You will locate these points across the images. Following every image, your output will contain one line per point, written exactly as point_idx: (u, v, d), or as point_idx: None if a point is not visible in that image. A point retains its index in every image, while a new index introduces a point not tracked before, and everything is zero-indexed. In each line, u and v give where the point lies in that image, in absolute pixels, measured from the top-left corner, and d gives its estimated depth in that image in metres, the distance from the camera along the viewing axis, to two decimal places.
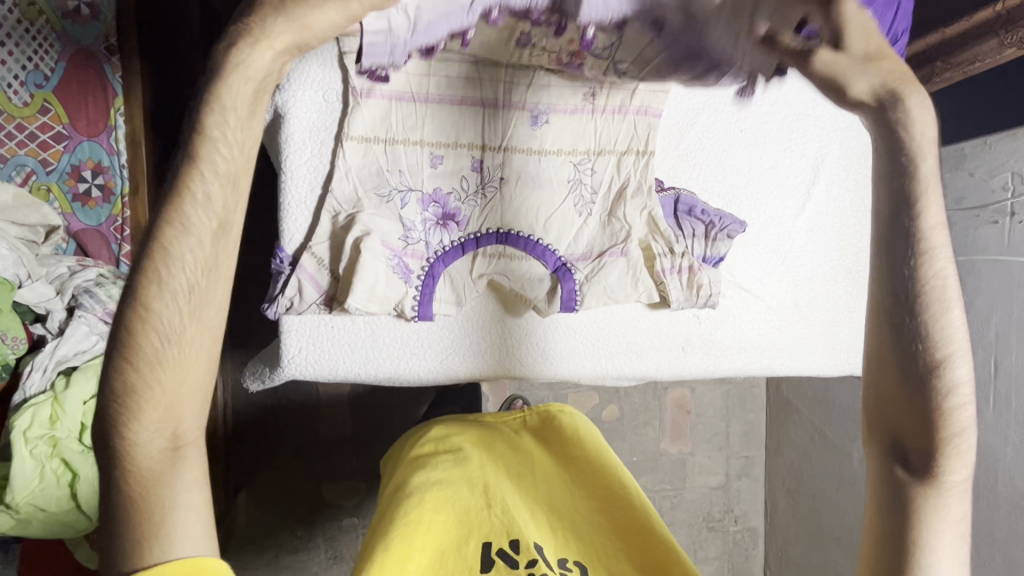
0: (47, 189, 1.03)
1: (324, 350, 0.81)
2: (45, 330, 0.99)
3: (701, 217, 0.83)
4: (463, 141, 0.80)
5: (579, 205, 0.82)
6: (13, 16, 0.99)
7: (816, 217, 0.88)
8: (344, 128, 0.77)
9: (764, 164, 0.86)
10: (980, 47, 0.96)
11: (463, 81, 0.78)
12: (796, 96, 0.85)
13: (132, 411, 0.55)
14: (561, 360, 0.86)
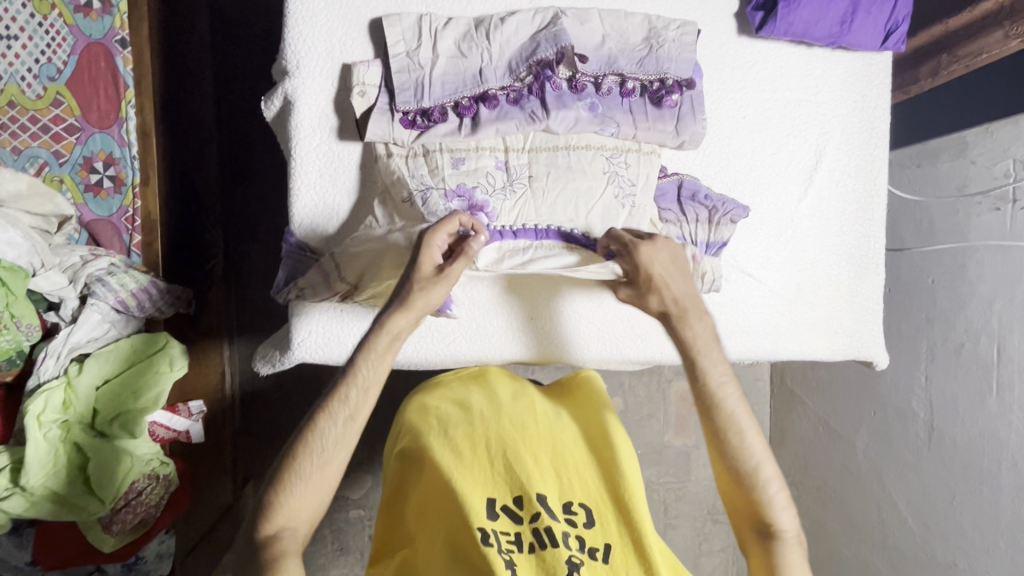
0: (59, 180, 1.05)
1: (334, 333, 0.83)
2: (58, 318, 1.01)
3: (704, 202, 0.83)
4: (484, 143, 0.79)
5: (619, 196, 0.80)
6: (27, 11, 1.02)
7: (818, 202, 0.89)
8: (370, 148, 0.81)
9: (766, 150, 0.87)
10: (984, 39, 1.00)
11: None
12: (798, 82, 0.86)
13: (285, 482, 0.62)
14: (567, 343, 0.89)
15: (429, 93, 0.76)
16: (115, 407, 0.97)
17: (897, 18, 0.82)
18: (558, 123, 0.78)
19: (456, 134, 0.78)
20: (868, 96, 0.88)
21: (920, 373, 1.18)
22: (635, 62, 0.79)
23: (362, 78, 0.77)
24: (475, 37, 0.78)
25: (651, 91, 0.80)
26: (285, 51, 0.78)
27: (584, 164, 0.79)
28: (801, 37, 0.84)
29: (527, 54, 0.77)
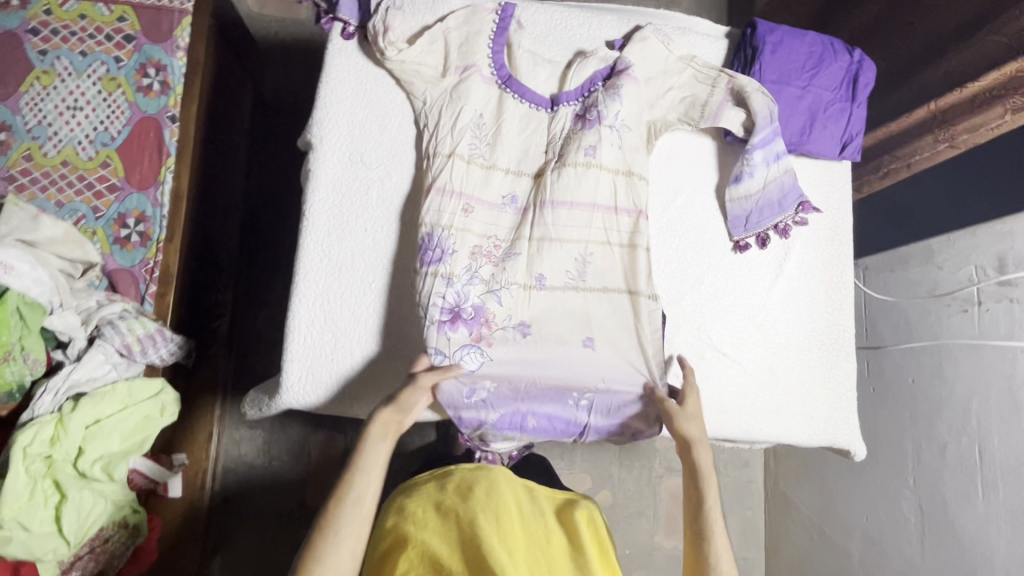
0: (92, 232, 1.15)
1: (330, 310, 0.84)
2: (64, 356, 1.04)
3: (574, 412, 0.82)
4: (524, 381, 0.82)
5: (561, 406, 0.82)
6: (96, 87, 1.20)
7: (789, 291, 0.94)
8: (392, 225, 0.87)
9: (737, 240, 0.93)
10: (918, 142, 1.09)
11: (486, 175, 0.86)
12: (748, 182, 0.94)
13: None
14: (559, 355, 0.85)
15: (509, 407, 0.81)
16: (102, 448, 0.97)
17: (852, 132, 0.94)
18: (529, 407, 0.81)
19: (531, 393, 0.82)
20: (832, 195, 0.96)
21: (908, 476, 1.18)
22: (568, 396, 0.83)
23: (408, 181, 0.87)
24: (549, 387, 0.83)
25: (563, 403, 0.82)
26: (311, 127, 0.88)
27: (557, 391, 0.82)
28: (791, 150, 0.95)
29: (570, 390, 0.83)
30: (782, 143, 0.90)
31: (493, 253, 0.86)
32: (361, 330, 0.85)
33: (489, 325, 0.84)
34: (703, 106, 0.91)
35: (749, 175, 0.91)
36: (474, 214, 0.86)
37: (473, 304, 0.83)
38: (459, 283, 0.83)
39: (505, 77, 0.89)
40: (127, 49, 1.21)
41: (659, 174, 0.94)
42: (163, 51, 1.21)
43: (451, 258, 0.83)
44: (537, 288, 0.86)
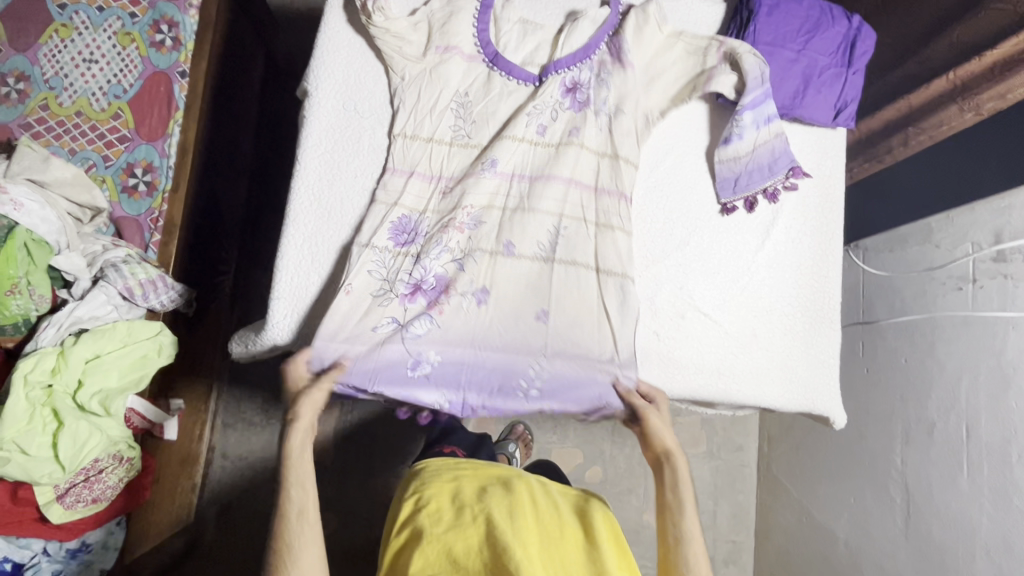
0: (102, 180, 1.19)
1: (318, 252, 0.87)
2: (69, 295, 1.08)
3: (528, 384, 0.82)
4: (485, 354, 0.82)
5: (514, 380, 0.82)
6: (111, 41, 1.24)
7: (775, 255, 0.93)
8: (381, 172, 0.89)
9: (726, 202, 0.93)
10: (944, 113, 1.05)
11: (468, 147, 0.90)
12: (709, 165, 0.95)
13: None
14: (523, 328, 0.84)
15: (462, 377, 0.81)
16: (99, 381, 1.00)
17: (846, 98, 0.93)
18: (482, 382, 0.81)
19: (487, 364, 0.82)
20: (825, 163, 0.95)
21: (896, 457, 1.17)
22: (526, 368, 0.82)
23: (394, 131, 0.88)
24: (513, 356, 0.83)
25: (515, 379, 0.82)
26: (308, 76, 0.90)
27: (516, 360, 0.83)
28: (793, 114, 0.93)
29: (537, 361, 0.83)
30: (774, 106, 0.90)
31: (459, 219, 0.87)
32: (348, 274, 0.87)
33: (448, 292, 0.84)
34: (696, 70, 0.91)
35: (738, 137, 0.91)
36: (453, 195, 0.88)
37: (436, 273, 0.85)
38: (426, 258, 0.86)
39: (492, 55, 0.91)
40: (143, 5, 1.24)
41: (653, 144, 0.94)
42: (175, 8, 1.24)
43: (423, 238, 0.87)
44: (504, 255, 0.86)
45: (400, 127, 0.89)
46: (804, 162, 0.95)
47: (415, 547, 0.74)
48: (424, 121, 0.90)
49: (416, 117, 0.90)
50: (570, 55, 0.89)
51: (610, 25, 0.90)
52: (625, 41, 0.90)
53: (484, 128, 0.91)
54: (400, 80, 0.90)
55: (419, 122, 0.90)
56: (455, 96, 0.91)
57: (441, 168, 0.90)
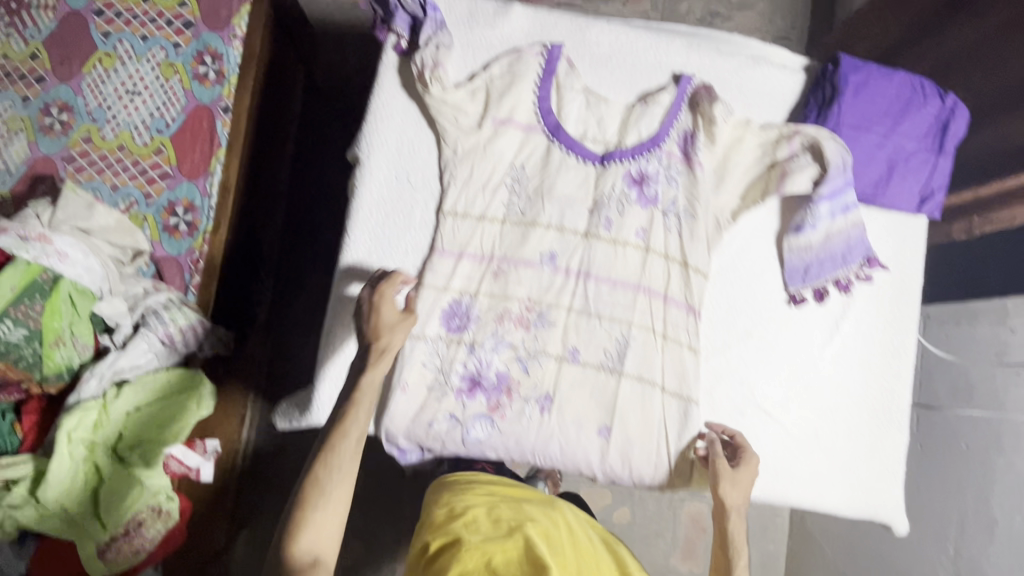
0: (143, 218, 1.17)
1: None
2: (110, 341, 1.05)
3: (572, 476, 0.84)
4: (539, 455, 0.84)
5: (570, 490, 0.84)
6: (154, 73, 1.20)
7: (843, 351, 0.88)
8: (433, 250, 0.85)
9: (794, 295, 0.87)
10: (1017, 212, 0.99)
11: (522, 226, 0.86)
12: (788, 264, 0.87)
13: None
14: (576, 431, 0.84)
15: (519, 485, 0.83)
16: (139, 436, 1.02)
17: (932, 187, 0.86)
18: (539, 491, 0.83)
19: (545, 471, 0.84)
20: (905, 252, 0.88)
21: (950, 544, 1.11)
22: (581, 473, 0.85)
23: (447, 208, 0.85)
24: (570, 460, 0.84)
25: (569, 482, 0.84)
26: (360, 143, 0.86)
27: (572, 464, 0.84)
28: (872, 201, 0.87)
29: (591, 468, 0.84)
30: (854, 196, 0.84)
31: (526, 317, 0.85)
32: (393, 355, 0.84)
33: (511, 393, 0.84)
34: (769, 160, 0.87)
35: (811, 227, 0.85)
36: (506, 279, 0.85)
37: (496, 370, 0.85)
38: (482, 350, 0.85)
39: (553, 127, 0.87)
40: (186, 35, 1.21)
41: (728, 239, 0.88)
42: (219, 39, 1.21)
43: (475, 325, 0.85)
44: (571, 362, 0.85)
45: (453, 203, 0.85)
46: (880, 251, 0.88)
47: (450, 551, 0.70)
48: (478, 197, 0.86)
49: (470, 193, 0.86)
50: (639, 143, 0.87)
51: (674, 114, 0.88)
52: (696, 139, 0.88)
53: (540, 204, 0.86)
54: (455, 150, 0.85)
55: (472, 198, 0.86)
56: (511, 170, 0.87)
57: (494, 246, 0.86)
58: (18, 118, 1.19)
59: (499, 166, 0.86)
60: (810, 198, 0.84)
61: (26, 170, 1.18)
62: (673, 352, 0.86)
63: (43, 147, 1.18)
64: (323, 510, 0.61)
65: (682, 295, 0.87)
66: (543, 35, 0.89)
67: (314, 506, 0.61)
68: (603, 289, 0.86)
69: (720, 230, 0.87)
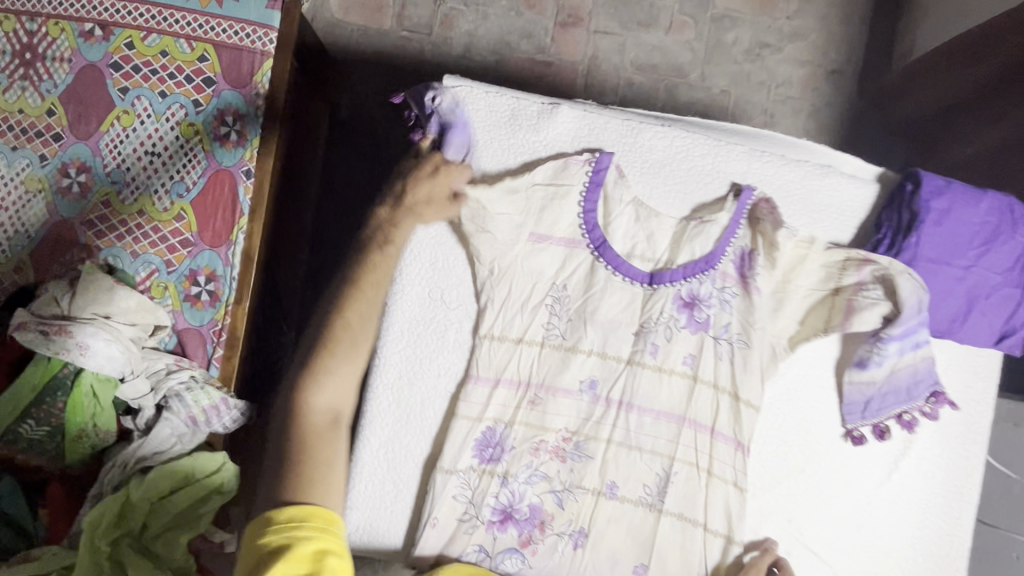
0: (164, 287, 1.13)
1: (394, 457, 0.80)
2: (133, 424, 1.04)
3: None
4: None
5: None
6: (174, 133, 1.14)
7: (902, 490, 0.82)
8: (466, 374, 0.81)
9: (852, 431, 0.81)
10: None
11: (562, 351, 0.81)
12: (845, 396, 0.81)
13: (317, 366, 0.67)
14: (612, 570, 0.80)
15: None
16: (165, 522, 1.00)
17: (1015, 323, 0.78)
18: None
19: None
20: (975, 388, 0.82)
21: None
22: None
23: (483, 331, 0.80)
24: None
25: None
26: (391, 257, 0.81)
27: None
28: (945, 334, 0.80)
29: None
30: (927, 332, 0.77)
31: (562, 448, 0.81)
32: (423, 484, 0.81)
33: (544, 527, 0.81)
34: (834, 287, 0.79)
35: (876, 363, 0.79)
36: (542, 409, 0.81)
37: (530, 502, 0.81)
38: (516, 481, 0.80)
39: (597, 241, 0.80)
40: (207, 92, 1.14)
41: (783, 367, 0.82)
42: (242, 99, 1.14)
43: (509, 455, 0.80)
44: (608, 496, 0.81)
45: (488, 326, 0.80)
46: (948, 387, 0.81)
47: None
48: (515, 319, 0.81)
49: (507, 315, 0.80)
50: (688, 262, 0.80)
51: (731, 233, 0.80)
52: (754, 259, 0.80)
53: (580, 327, 0.81)
54: (493, 268, 0.80)
55: (509, 321, 0.80)
56: (551, 289, 0.81)
57: (531, 372, 0.81)
58: (35, 178, 1.14)
59: (539, 284, 0.81)
60: (878, 334, 0.77)
61: (45, 235, 1.13)
62: (718, 490, 0.81)
63: (61, 210, 1.14)
64: (341, 361, 0.68)
65: (730, 427, 0.81)
66: (591, 139, 0.82)
67: (333, 356, 0.68)
68: (645, 420, 0.82)
69: (775, 359, 0.81)
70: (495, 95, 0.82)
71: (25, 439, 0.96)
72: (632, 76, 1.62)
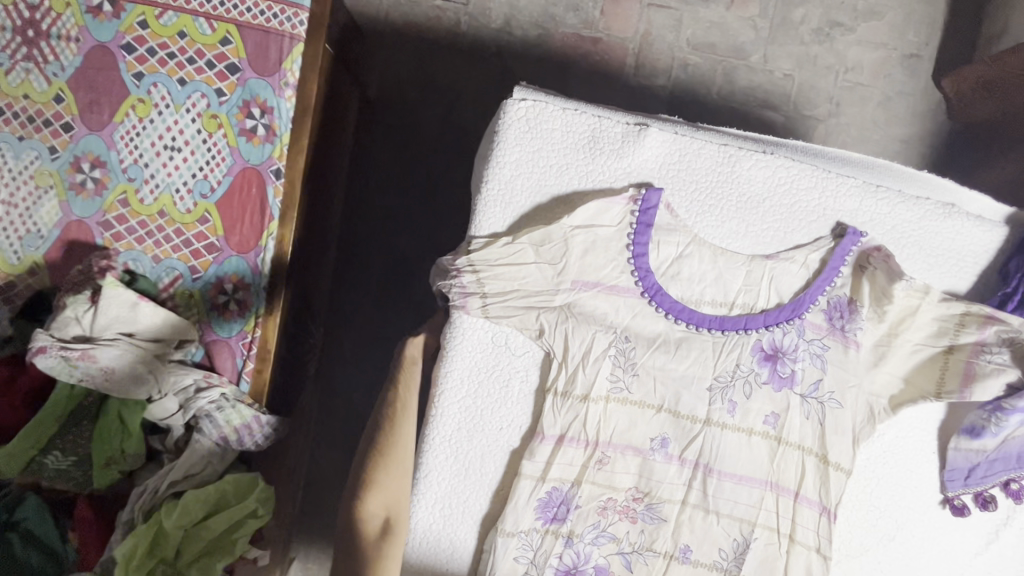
0: (189, 295, 1.02)
1: (452, 513, 0.75)
2: (162, 445, 0.99)
3: None
4: None
5: None
6: (195, 125, 1.01)
7: (998, 559, 0.76)
8: (535, 426, 0.74)
9: (953, 498, 0.74)
10: None
11: (636, 408, 0.74)
12: (950, 463, 0.73)
13: (367, 492, 0.71)
14: None
15: None
16: (197, 550, 0.92)
17: None
18: None
19: None
20: None
21: None
22: None
23: (548, 383, 0.73)
24: None
25: None
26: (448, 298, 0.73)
27: None
28: None
29: None
30: None
31: (632, 508, 0.74)
32: (481, 542, 0.75)
33: None
34: (950, 345, 0.70)
35: (992, 433, 0.71)
36: (612, 468, 0.74)
37: (595, 564, 0.74)
38: (581, 542, 0.74)
39: (652, 288, 0.71)
40: (231, 80, 1.01)
41: (882, 430, 0.74)
42: (270, 89, 1.00)
43: (575, 513, 0.74)
44: (681, 560, 0.74)
45: (554, 380, 0.73)
46: None
47: None
48: (584, 368, 0.73)
49: (579, 365, 0.73)
50: (778, 309, 0.71)
51: (833, 272, 0.71)
52: (856, 312, 0.71)
53: (646, 380, 0.73)
54: (550, 321, 0.72)
55: (579, 373, 0.73)
56: (620, 337, 0.73)
57: (601, 428, 0.73)
58: (45, 172, 1.03)
59: (598, 336, 0.73)
60: (999, 403, 0.69)
61: (60, 236, 1.03)
62: (806, 558, 0.73)
63: (75, 209, 1.03)
64: (391, 478, 0.72)
65: (816, 492, 0.74)
66: (681, 167, 0.72)
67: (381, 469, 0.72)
68: (724, 482, 0.75)
69: (873, 422, 0.73)
70: (574, 112, 0.72)
71: (51, 469, 0.92)
72: (687, 56, 1.31)
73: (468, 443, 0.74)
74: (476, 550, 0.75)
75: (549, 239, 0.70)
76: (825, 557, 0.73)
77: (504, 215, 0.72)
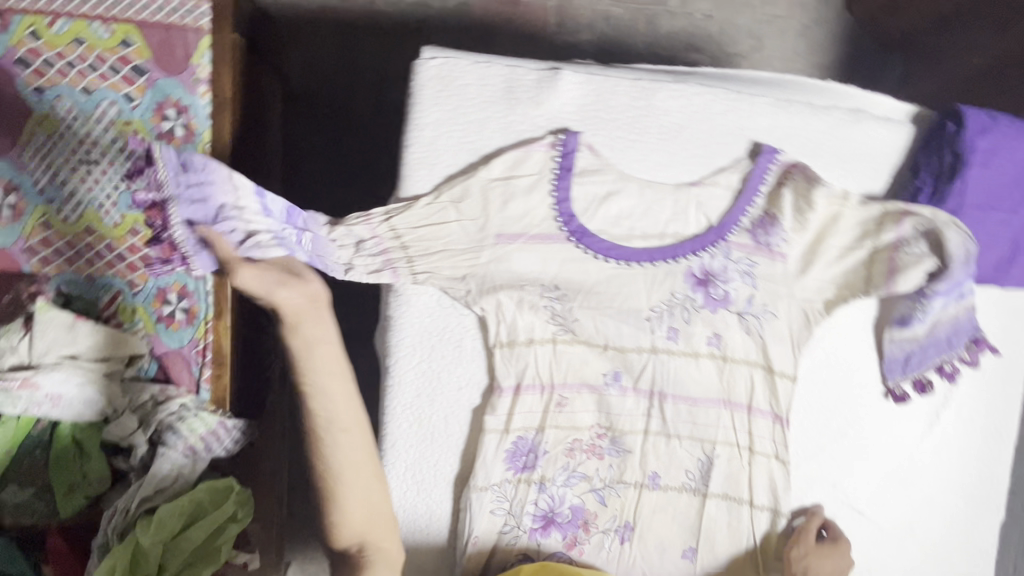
0: (133, 311, 0.98)
1: (422, 479, 0.75)
2: (128, 466, 0.94)
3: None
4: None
5: None
6: (109, 134, 0.97)
7: (942, 440, 0.81)
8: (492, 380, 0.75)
9: (895, 389, 0.78)
10: None
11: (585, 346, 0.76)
12: (888, 357, 0.77)
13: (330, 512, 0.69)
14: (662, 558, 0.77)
15: None
16: (182, 562, 0.89)
17: None
18: None
19: None
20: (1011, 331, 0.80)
21: None
22: None
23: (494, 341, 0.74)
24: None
25: None
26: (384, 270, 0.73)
27: None
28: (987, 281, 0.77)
29: None
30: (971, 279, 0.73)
31: (598, 445, 0.76)
32: (457, 501, 0.76)
33: (588, 527, 0.76)
34: (873, 244, 0.74)
35: (920, 320, 0.75)
36: (573, 408, 0.76)
37: (570, 504, 0.76)
38: (554, 486, 0.75)
39: (578, 231, 0.73)
40: (139, 82, 0.97)
41: (819, 334, 0.78)
42: (181, 87, 0.96)
43: (544, 459, 0.75)
44: (651, 488, 0.77)
45: (497, 335, 0.74)
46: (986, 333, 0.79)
47: None
48: (530, 316, 0.74)
49: (525, 315, 0.74)
50: (707, 233, 0.74)
51: (753, 190, 0.74)
52: (776, 224, 0.74)
53: (590, 321, 0.75)
54: (484, 276, 0.73)
55: (527, 323, 0.74)
56: (561, 282, 0.74)
57: (556, 372, 0.75)
58: None
59: (534, 284, 0.74)
60: (923, 290, 0.73)
61: None
62: (766, 464, 0.77)
63: None
64: (344, 490, 0.68)
65: (767, 402, 0.77)
66: (598, 106, 0.73)
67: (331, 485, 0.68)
68: (679, 407, 0.77)
69: (810, 326, 0.76)
70: (485, 65, 0.72)
71: (12, 504, 0.91)
72: (607, 7, 1.31)
73: (429, 408, 0.75)
74: (451, 511, 0.76)
75: (475, 196, 0.71)
76: (783, 460, 0.77)
77: (431, 176, 0.72)
